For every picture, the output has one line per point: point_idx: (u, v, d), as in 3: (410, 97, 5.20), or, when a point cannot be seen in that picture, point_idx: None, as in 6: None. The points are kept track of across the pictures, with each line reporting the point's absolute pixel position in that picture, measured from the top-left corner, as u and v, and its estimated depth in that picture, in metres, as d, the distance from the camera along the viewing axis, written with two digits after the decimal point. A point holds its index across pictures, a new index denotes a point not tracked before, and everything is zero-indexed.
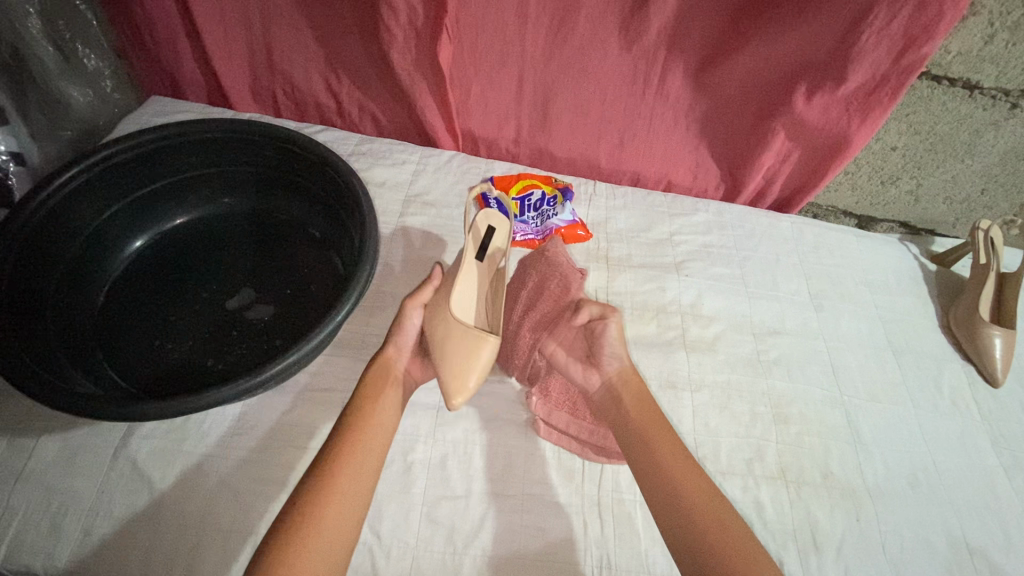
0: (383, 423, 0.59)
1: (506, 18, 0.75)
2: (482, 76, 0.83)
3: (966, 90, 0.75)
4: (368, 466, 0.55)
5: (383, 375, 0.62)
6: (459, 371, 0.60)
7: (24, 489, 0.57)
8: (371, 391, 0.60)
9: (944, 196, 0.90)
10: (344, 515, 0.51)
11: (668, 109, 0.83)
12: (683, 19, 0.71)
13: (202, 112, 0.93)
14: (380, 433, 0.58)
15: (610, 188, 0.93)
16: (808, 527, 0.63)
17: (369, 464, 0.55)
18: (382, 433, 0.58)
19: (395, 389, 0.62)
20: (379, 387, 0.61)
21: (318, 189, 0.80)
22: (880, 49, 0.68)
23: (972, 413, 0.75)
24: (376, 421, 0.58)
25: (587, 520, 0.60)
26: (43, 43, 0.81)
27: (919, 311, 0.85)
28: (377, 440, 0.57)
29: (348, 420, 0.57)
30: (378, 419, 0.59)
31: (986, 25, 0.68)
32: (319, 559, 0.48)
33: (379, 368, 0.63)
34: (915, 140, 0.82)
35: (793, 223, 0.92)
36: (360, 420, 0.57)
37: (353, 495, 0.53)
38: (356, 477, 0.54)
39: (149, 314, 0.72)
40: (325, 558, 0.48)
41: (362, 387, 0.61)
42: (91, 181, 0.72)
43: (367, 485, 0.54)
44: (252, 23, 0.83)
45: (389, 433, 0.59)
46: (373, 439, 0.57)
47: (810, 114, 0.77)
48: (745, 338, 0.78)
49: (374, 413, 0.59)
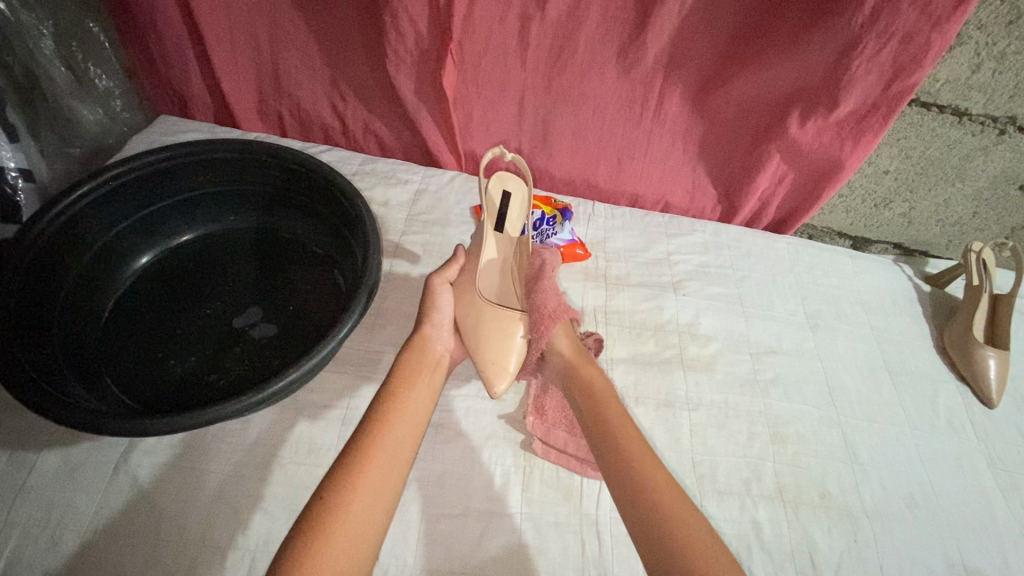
0: (410, 421, 0.59)
1: (508, 44, 0.77)
2: (484, 99, 0.85)
3: (955, 117, 0.77)
4: (394, 464, 0.55)
5: (411, 373, 0.63)
6: (498, 351, 0.68)
7: (23, 504, 0.58)
8: (397, 389, 0.61)
9: (936, 218, 0.92)
10: (373, 502, 0.52)
11: (666, 133, 0.85)
12: (680, 46, 0.74)
13: (210, 132, 0.95)
14: (407, 430, 0.58)
15: (608, 208, 0.94)
16: (806, 547, 0.63)
17: (396, 461, 0.56)
18: (410, 430, 0.59)
19: (422, 388, 0.63)
20: (405, 386, 0.62)
21: (323, 208, 0.82)
22: (870, 77, 0.70)
23: (967, 433, 0.76)
24: (401, 419, 0.59)
25: (586, 540, 0.61)
26: (55, 62, 0.82)
27: (914, 333, 0.86)
28: (404, 437, 0.58)
29: (377, 414, 0.58)
30: (402, 417, 0.59)
31: (972, 55, 0.70)
32: (345, 550, 0.48)
33: (407, 367, 0.64)
34: (907, 165, 0.84)
35: (789, 243, 0.93)
36: (385, 417, 0.58)
37: (381, 483, 0.53)
38: (381, 472, 0.54)
39: (153, 330, 0.73)
40: (351, 549, 0.48)
41: (387, 385, 0.62)
42: (100, 198, 0.74)
43: (394, 481, 0.55)
44: (261, 47, 0.86)
45: (417, 431, 0.59)
46: (399, 437, 0.57)
47: (804, 138, 0.79)
48: (742, 358, 0.79)
49: (399, 411, 0.59)
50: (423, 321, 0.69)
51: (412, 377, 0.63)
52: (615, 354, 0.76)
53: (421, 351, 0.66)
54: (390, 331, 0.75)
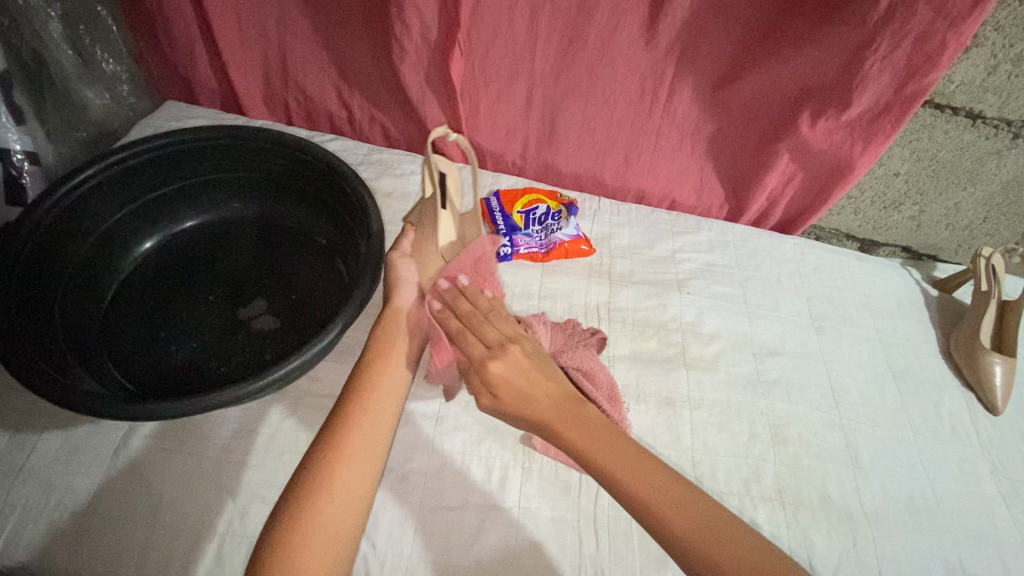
0: (365, 456, 0.54)
1: (517, 35, 0.76)
2: (491, 91, 0.84)
3: (968, 119, 0.76)
4: (361, 473, 0.53)
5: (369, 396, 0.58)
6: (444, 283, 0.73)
7: (22, 484, 0.58)
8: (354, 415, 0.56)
9: (945, 222, 0.91)
10: (363, 458, 0.53)
11: (674, 129, 0.84)
12: (691, 40, 0.73)
13: (216, 118, 0.94)
14: (360, 470, 0.52)
15: (614, 205, 0.94)
16: (805, 550, 0.63)
17: (348, 510, 0.50)
18: (364, 468, 0.53)
19: (379, 412, 0.57)
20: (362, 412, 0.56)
21: (326, 197, 0.82)
22: (883, 77, 0.69)
23: (972, 441, 0.75)
24: (354, 453, 0.53)
25: (583, 536, 0.60)
26: (62, 45, 0.82)
27: (920, 337, 0.85)
28: (359, 476, 0.52)
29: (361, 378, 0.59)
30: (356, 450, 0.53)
31: (989, 56, 0.69)
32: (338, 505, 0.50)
33: (365, 388, 0.58)
34: (918, 167, 0.83)
35: (795, 244, 0.92)
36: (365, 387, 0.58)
37: (369, 444, 0.54)
38: (330, 523, 0.49)
39: (154, 317, 0.73)
40: (344, 504, 0.50)
41: (339, 411, 0.56)
42: (104, 182, 0.74)
43: (347, 533, 0.50)
44: (268, 33, 0.85)
45: (401, 393, 0.61)
46: (351, 478, 0.52)
47: (814, 137, 0.78)
48: (745, 358, 0.78)
49: (353, 437, 0.54)
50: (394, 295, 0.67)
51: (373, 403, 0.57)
52: (617, 351, 0.76)
53: (386, 366, 0.61)
54: None
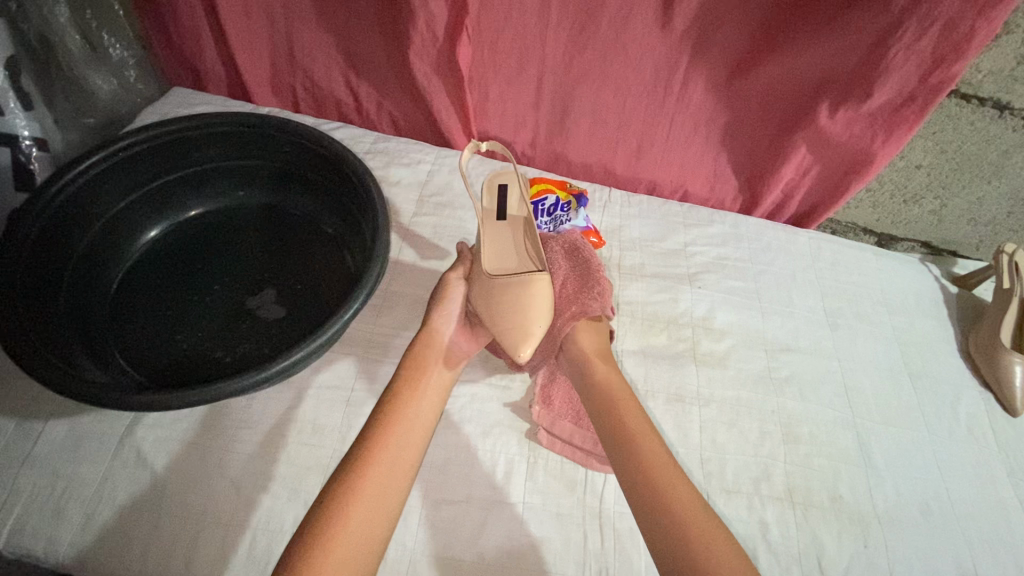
0: (397, 463, 0.54)
1: (528, 21, 0.74)
2: (501, 79, 0.83)
3: (995, 110, 0.73)
4: (410, 446, 0.56)
5: (394, 413, 0.57)
6: (510, 320, 0.65)
7: (29, 471, 0.58)
8: (391, 412, 0.57)
9: (968, 217, 0.88)
10: (411, 435, 0.57)
11: (689, 118, 0.82)
12: (708, 26, 0.70)
13: (223, 105, 0.94)
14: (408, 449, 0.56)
15: (625, 196, 0.92)
16: (814, 550, 0.62)
17: (368, 533, 0.49)
18: (409, 448, 0.56)
19: (423, 403, 0.60)
20: (406, 399, 0.59)
21: (333, 186, 0.81)
22: (908, 66, 0.67)
23: (988, 442, 0.73)
24: (399, 433, 0.56)
25: (588, 532, 0.60)
26: (70, 31, 0.81)
27: (938, 335, 0.83)
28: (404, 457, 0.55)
29: (408, 361, 0.63)
30: (400, 434, 0.56)
31: (1019, 44, 0.67)
32: (388, 473, 0.53)
33: (412, 373, 0.62)
34: (941, 159, 0.80)
35: (811, 238, 0.90)
36: (416, 371, 0.62)
37: (413, 422, 0.58)
38: (373, 500, 0.51)
39: (160, 306, 0.72)
40: (393, 477, 0.53)
41: (390, 393, 0.59)
42: (109, 169, 0.74)
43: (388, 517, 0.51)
44: (276, 19, 0.84)
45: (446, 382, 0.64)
46: (397, 457, 0.54)
47: (833, 129, 0.76)
48: (757, 354, 0.77)
49: (404, 412, 0.58)
50: (434, 317, 0.68)
51: (403, 415, 0.58)
52: (625, 346, 0.75)
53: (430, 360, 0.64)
54: (397, 313, 0.74)
